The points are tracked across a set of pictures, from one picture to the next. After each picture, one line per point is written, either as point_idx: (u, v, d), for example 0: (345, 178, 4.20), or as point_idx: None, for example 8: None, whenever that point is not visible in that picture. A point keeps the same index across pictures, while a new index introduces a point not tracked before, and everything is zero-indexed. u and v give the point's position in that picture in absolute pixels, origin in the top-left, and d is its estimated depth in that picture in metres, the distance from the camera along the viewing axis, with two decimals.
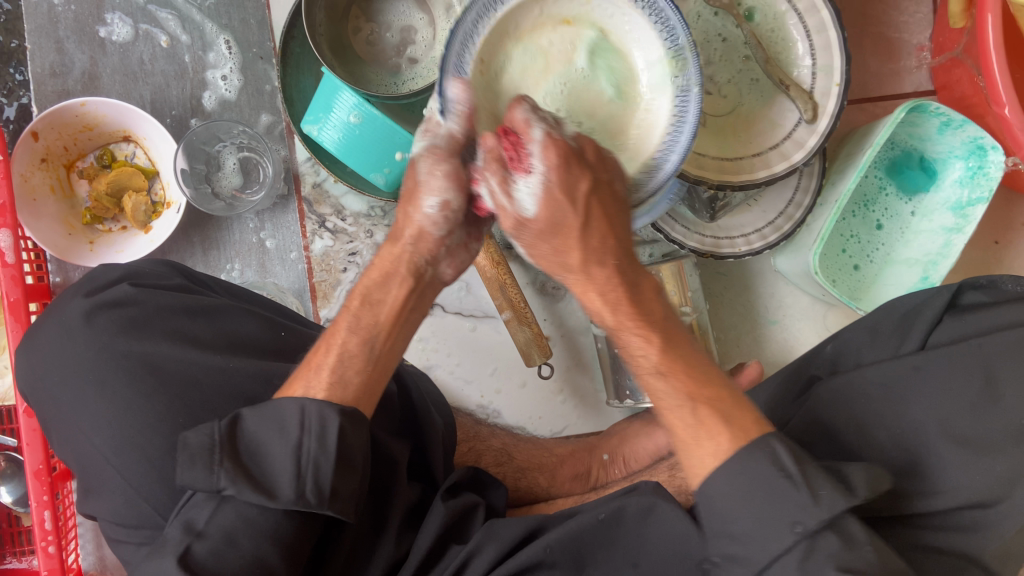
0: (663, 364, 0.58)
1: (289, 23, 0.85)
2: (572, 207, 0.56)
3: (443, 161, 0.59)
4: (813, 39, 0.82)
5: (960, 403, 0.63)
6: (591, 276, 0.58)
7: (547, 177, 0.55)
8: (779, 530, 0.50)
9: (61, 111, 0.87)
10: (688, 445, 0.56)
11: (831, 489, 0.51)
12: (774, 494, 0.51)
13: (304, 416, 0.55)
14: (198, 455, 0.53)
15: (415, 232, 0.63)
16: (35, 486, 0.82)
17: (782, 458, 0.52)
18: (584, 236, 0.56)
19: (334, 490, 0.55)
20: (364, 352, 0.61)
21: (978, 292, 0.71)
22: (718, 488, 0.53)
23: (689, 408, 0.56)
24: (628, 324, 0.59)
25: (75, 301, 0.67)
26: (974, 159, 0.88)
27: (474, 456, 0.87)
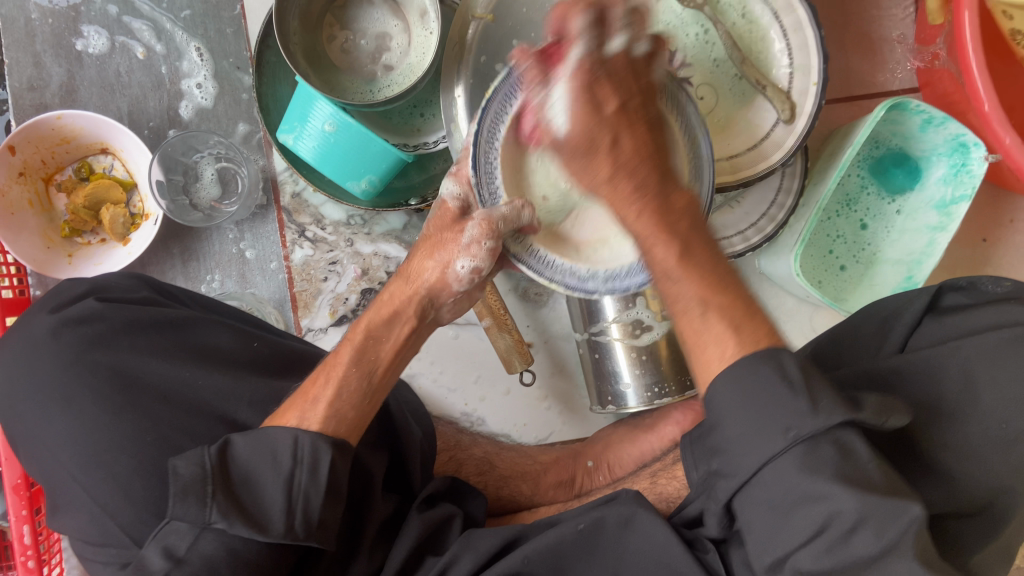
0: (685, 258, 0.54)
1: (263, 33, 0.85)
2: (604, 123, 0.53)
3: (491, 235, 0.62)
4: (789, 39, 0.81)
5: (937, 402, 0.62)
6: (615, 187, 0.55)
7: (573, 98, 0.53)
8: (771, 435, 0.47)
9: (38, 124, 0.87)
10: (699, 348, 0.53)
11: (834, 398, 0.47)
12: (767, 397, 0.48)
13: (297, 447, 0.56)
14: (190, 487, 0.52)
15: (435, 279, 0.66)
16: (13, 502, 0.81)
17: (787, 365, 0.49)
18: (614, 147, 0.53)
19: (321, 521, 0.55)
20: (363, 387, 0.63)
21: (958, 294, 0.70)
22: (721, 395, 0.50)
23: (703, 309, 0.52)
24: (653, 231, 0.54)
25: (41, 318, 0.67)
26: (958, 156, 0.87)
27: (455, 466, 0.87)
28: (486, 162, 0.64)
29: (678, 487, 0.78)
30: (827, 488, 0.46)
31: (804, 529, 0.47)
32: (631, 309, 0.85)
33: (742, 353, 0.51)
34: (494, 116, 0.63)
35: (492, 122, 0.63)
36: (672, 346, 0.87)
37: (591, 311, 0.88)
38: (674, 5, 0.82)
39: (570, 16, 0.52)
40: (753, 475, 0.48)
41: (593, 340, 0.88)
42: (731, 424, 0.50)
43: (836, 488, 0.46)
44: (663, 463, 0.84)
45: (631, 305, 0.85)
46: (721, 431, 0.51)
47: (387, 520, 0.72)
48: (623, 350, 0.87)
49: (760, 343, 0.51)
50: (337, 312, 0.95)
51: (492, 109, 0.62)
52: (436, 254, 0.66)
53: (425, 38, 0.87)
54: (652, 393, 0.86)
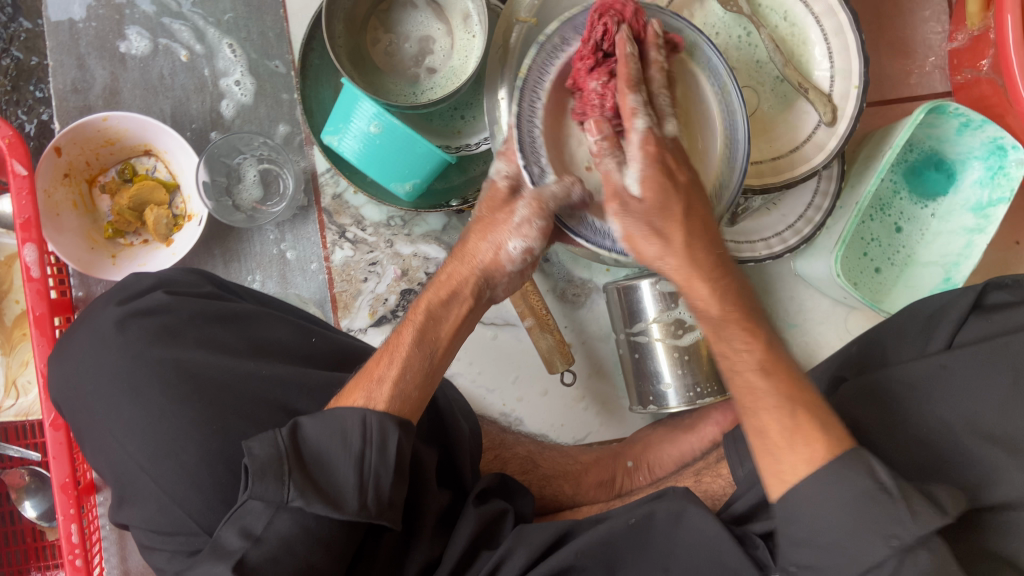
0: (766, 362, 0.60)
1: (309, 34, 0.86)
2: (674, 192, 0.60)
3: (541, 214, 0.64)
4: (830, 42, 0.83)
5: (989, 399, 0.62)
6: (692, 257, 0.61)
7: (646, 164, 0.60)
8: (873, 543, 0.52)
9: (84, 126, 0.88)
10: (777, 446, 0.57)
11: (927, 506, 0.52)
12: (870, 509, 0.52)
13: (365, 428, 0.56)
14: (268, 466, 0.53)
15: (488, 260, 0.66)
16: (61, 499, 0.82)
17: (880, 473, 0.53)
18: (685, 217, 0.61)
19: (391, 500, 0.56)
20: (425, 369, 0.63)
21: (1004, 292, 0.70)
22: (809, 494, 0.54)
23: (787, 412, 0.57)
24: (733, 316, 0.61)
25: (107, 310, 0.68)
26: (994, 159, 0.88)
27: (500, 463, 0.88)
28: (532, 146, 0.65)
29: (723, 485, 0.79)
30: None
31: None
32: (673, 309, 0.86)
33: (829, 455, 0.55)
34: (530, 95, 0.65)
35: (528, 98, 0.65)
36: None
37: (632, 311, 0.89)
38: (716, 8, 0.84)
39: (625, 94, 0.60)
40: None
41: (634, 340, 0.89)
42: (819, 523, 0.54)
43: None
44: (705, 462, 0.86)
45: (673, 305, 0.86)
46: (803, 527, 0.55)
47: (444, 511, 0.73)
48: (664, 350, 0.87)
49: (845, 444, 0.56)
50: (377, 312, 0.96)
51: (527, 89, 0.65)
52: (490, 235, 0.66)
53: (469, 42, 0.89)
54: (694, 393, 0.87)
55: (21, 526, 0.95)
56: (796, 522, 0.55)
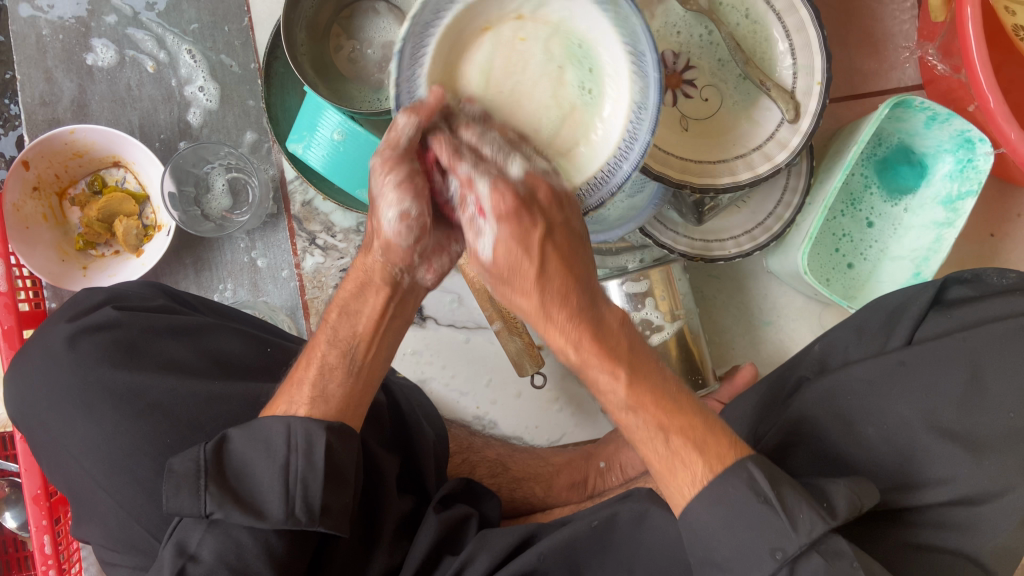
0: (633, 396, 0.53)
1: (271, 44, 0.86)
2: (528, 254, 0.50)
3: (397, 168, 0.53)
4: (792, 38, 0.81)
5: (947, 397, 0.61)
6: (549, 314, 0.52)
7: (501, 234, 0.50)
8: (759, 558, 0.51)
9: (51, 139, 0.88)
10: (659, 472, 0.54)
11: (810, 513, 0.51)
12: (749, 520, 0.51)
13: (289, 435, 0.56)
14: (185, 480, 0.54)
15: (382, 242, 0.57)
16: (34, 511, 0.82)
17: (759, 482, 0.52)
18: (541, 278, 0.51)
19: (325, 506, 0.56)
20: (344, 366, 0.61)
21: (964, 286, 0.70)
22: (695, 515, 0.52)
23: (661, 438, 0.53)
24: (593, 359, 0.53)
25: (59, 327, 0.68)
26: (963, 152, 0.86)
27: (468, 468, 0.88)
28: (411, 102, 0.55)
29: None
30: None
31: None
32: (640, 310, 0.88)
33: (710, 475, 0.52)
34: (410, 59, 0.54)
35: (409, 80, 0.55)
36: (682, 345, 0.90)
37: None
38: (676, 8, 0.85)
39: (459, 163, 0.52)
40: None
41: None
42: (717, 546, 0.52)
43: None
44: None
45: (641, 305, 0.88)
46: (699, 545, 0.53)
47: (409, 515, 0.74)
48: None
49: (725, 460, 0.53)
50: None
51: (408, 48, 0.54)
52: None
53: None
54: None
55: (3, 537, 0.96)
56: (697, 540, 0.53)
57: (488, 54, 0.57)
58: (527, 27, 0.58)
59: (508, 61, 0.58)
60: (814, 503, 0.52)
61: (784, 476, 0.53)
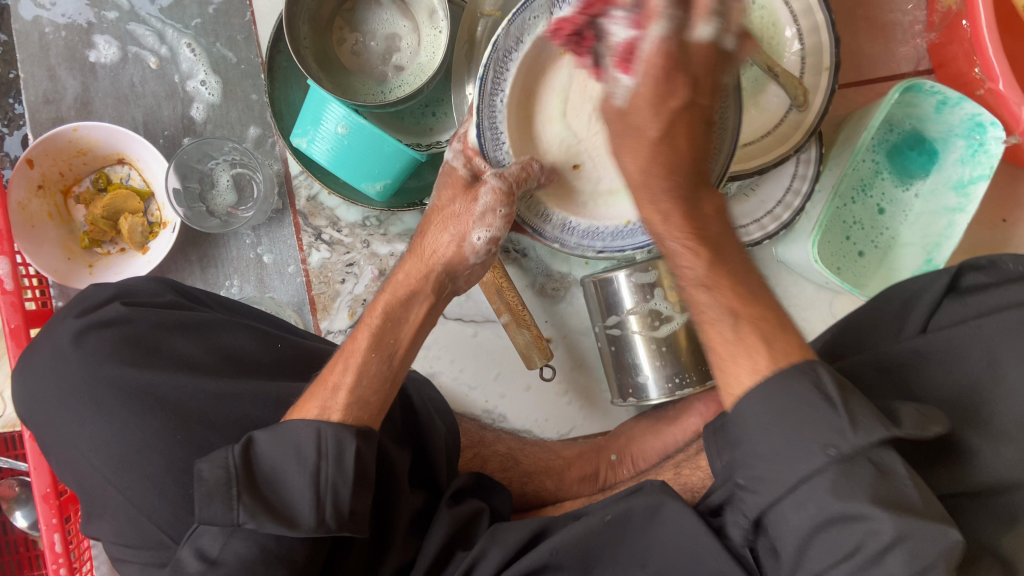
0: (712, 279, 0.59)
1: (275, 37, 0.86)
2: (658, 109, 0.59)
3: (504, 202, 0.68)
4: (800, 23, 0.80)
5: (962, 383, 0.61)
6: (649, 177, 0.61)
7: (639, 85, 0.58)
8: (810, 449, 0.49)
9: (54, 136, 0.88)
10: (723, 360, 0.56)
11: (871, 415, 0.49)
12: (807, 412, 0.50)
13: (320, 441, 0.55)
14: (216, 490, 0.53)
15: (448, 253, 0.69)
16: (43, 510, 0.82)
17: (826, 383, 0.51)
18: (661, 132, 0.60)
19: (353, 511, 0.55)
20: (383, 371, 0.62)
21: (980, 273, 0.67)
22: (749, 407, 0.52)
23: (732, 324, 0.56)
24: (682, 238, 0.61)
25: (66, 322, 0.68)
26: (974, 136, 0.85)
27: (479, 462, 0.87)
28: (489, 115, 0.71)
29: (702, 477, 0.79)
30: (864, 509, 0.46)
31: (841, 543, 0.47)
32: (649, 301, 0.86)
33: (776, 369, 0.53)
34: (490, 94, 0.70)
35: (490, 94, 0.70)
36: (692, 337, 0.86)
37: (609, 304, 0.88)
38: None
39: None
40: (790, 489, 0.49)
41: (610, 333, 0.89)
42: (766, 439, 0.51)
43: (876, 509, 0.46)
44: (686, 454, 0.85)
45: (649, 296, 0.85)
46: (749, 447, 0.52)
47: (421, 510, 0.73)
48: (643, 343, 0.87)
49: (791, 354, 0.54)
50: (356, 313, 0.96)
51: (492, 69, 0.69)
52: (450, 227, 0.69)
53: (434, 38, 0.88)
54: (673, 384, 0.86)
55: (13, 536, 0.96)
56: (747, 440, 0.52)
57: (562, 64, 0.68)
58: None
59: (583, 91, 0.73)
60: (883, 416, 0.50)
61: (853, 388, 0.52)
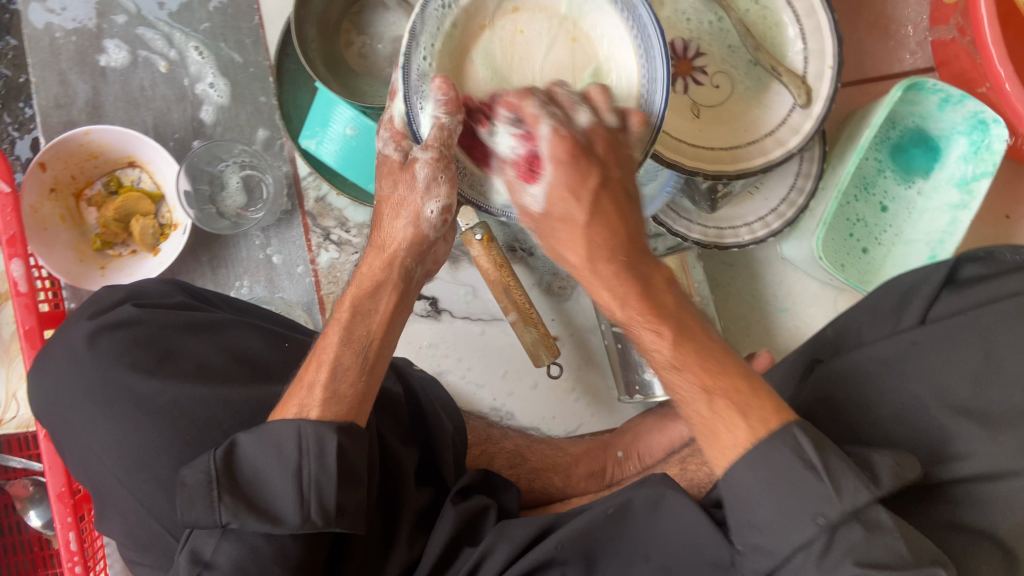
0: (680, 358, 0.58)
1: (283, 41, 0.87)
2: (578, 200, 0.59)
3: (443, 167, 0.60)
4: (802, 23, 0.81)
5: (961, 372, 0.61)
6: (596, 268, 0.59)
7: (552, 181, 0.59)
8: (801, 520, 0.51)
9: (66, 140, 0.89)
10: (706, 436, 0.57)
11: (855, 480, 0.51)
12: (795, 485, 0.52)
13: (301, 439, 0.56)
14: (198, 493, 0.55)
15: (406, 239, 0.65)
16: (58, 509, 0.83)
17: (806, 448, 0.53)
18: (588, 222, 0.59)
19: (340, 507, 0.56)
20: (358, 364, 0.62)
21: (977, 265, 0.69)
22: (740, 478, 0.54)
23: (707, 399, 0.57)
24: (638, 316, 0.59)
25: (80, 325, 0.69)
26: (977, 134, 0.87)
27: (487, 458, 0.88)
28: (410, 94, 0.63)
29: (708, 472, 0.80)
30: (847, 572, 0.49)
31: None
32: None
33: (755, 439, 0.54)
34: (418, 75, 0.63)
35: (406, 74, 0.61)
36: None
37: None
38: None
39: (525, 103, 0.59)
40: (784, 560, 0.52)
41: (615, 331, 0.91)
42: (759, 509, 0.53)
43: (859, 572, 0.48)
44: (691, 449, 0.86)
45: None
46: (744, 513, 0.54)
47: (425, 509, 0.74)
48: None
49: (767, 422, 0.55)
50: None
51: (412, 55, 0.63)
52: (403, 212, 0.64)
53: None
54: None
55: (27, 535, 0.97)
56: (742, 509, 0.54)
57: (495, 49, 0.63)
58: (522, 18, 0.64)
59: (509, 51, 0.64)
60: (861, 473, 0.52)
61: (832, 445, 0.54)
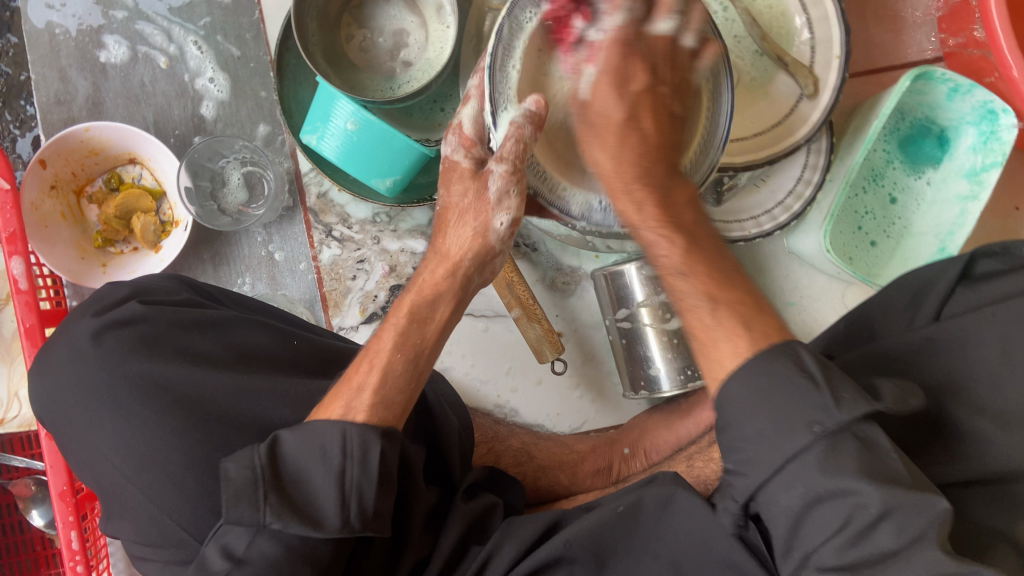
0: (703, 275, 0.57)
1: (283, 35, 0.86)
2: (625, 93, 0.60)
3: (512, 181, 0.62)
4: (809, 12, 0.80)
5: (974, 368, 0.60)
6: (620, 160, 0.60)
7: (601, 70, 0.60)
8: (794, 429, 0.48)
9: (66, 137, 0.88)
10: (705, 345, 0.55)
11: (856, 392, 0.48)
12: (791, 393, 0.49)
13: (345, 441, 0.54)
14: (242, 491, 0.52)
15: (475, 248, 0.66)
16: (60, 508, 0.83)
17: (806, 360, 0.51)
18: (628, 117, 0.60)
19: (378, 511, 0.54)
20: (408, 371, 0.61)
21: (993, 260, 0.66)
22: (734, 393, 0.51)
23: (710, 308, 0.56)
24: (651, 219, 0.59)
25: (85, 321, 0.68)
26: (986, 124, 0.85)
27: (494, 457, 0.87)
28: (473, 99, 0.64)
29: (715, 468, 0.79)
30: (853, 484, 0.46)
31: (831, 519, 0.47)
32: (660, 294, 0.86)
33: (756, 352, 0.52)
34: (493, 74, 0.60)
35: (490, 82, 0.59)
36: None
37: (620, 296, 0.88)
38: None
39: None
40: (778, 469, 0.48)
41: (621, 327, 0.89)
42: (754, 421, 0.50)
43: (863, 483, 0.45)
44: (698, 446, 0.85)
45: (659, 289, 0.85)
46: (736, 432, 0.51)
47: (433, 506, 0.72)
48: (654, 335, 0.87)
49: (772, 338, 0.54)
50: (368, 309, 0.96)
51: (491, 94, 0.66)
52: (470, 218, 0.66)
53: (442, 33, 0.88)
54: (684, 376, 0.85)
55: (30, 535, 0.97)
56: (733, 423, 0.51)
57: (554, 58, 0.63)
58: None
59: None
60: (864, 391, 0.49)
61: (837, 368, 0.51)
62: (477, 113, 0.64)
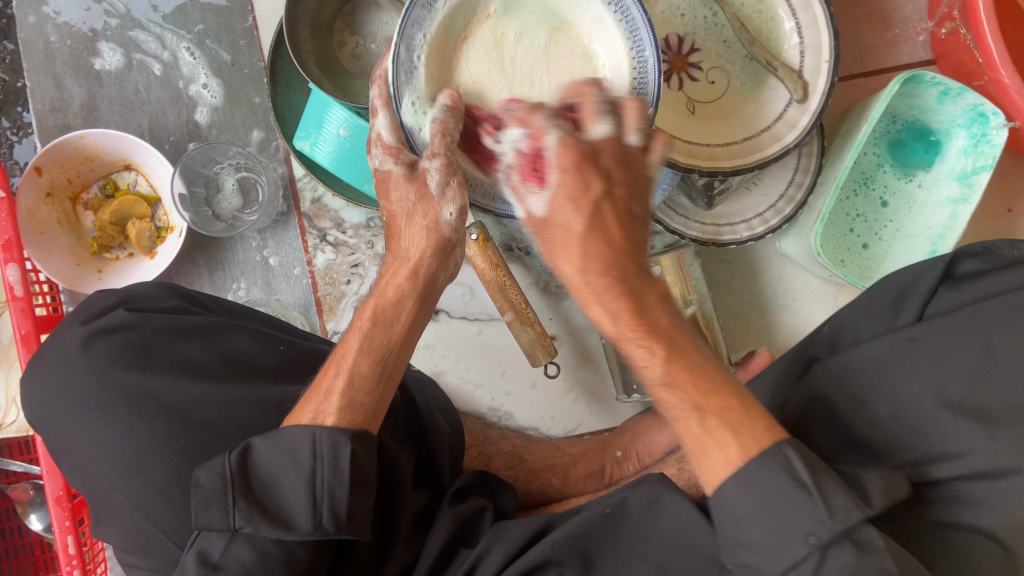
0: (677, 374, 0.55)
1: (276, 42, 0.87)
2: (579, 203, 0.56)
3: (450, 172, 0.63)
4: (799, 17, 0.79)
5: (956, 369, 0.60)
6: (588, 279, 0.56)
7: (556, 188, 0.57)
8: (792, 540, 0.48)
9: (63, 144, 0.89)
10: (694, 452, 0.54)
11: (846, 499, 0.49)
12: (783, 499, 0.49)
13: (315, 445, 0.54)
14: (212, 496, 0.53)
15: (429, 239, 0.66)
16: (56, 513, 0.83)
17: (798, 468, 0.50)
18: (587, 231, 0.56)
19: (351, 514, 0.55)
20: (376, 372, 0.62)
21: (975, 260, 0.68)
22: (727, 492, 0.51)
23: (696, 418, 0.54)
24: (630, 333, 0.56)
25: (73, 329, 0.69)
26: (977, 126, 0.85)
27: (485, 460, 0.88)
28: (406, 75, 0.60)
29: None
30: None
31: None
32: None
33: (745, 459, 0.51)
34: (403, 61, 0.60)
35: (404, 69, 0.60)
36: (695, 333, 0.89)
37: None
38: None
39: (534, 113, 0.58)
40: None
41: None
42: (749, 526, 0.50)
43: None
44: None
45: None
46: (735, 530, 0.51)
47: (422, 510, 0.73)
48: None
49: (760, 442, 0.52)
50: None
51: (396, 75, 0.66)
52: (419, 217, 0.66)
53: None
54: None
55: (28, 539, 0.98)
56: (727, 523, 0.52)
57: (476, 61, 0.65)
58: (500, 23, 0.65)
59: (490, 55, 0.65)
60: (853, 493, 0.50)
61: (826, 467, 0.51)
62: (390, 120, 0.64)
